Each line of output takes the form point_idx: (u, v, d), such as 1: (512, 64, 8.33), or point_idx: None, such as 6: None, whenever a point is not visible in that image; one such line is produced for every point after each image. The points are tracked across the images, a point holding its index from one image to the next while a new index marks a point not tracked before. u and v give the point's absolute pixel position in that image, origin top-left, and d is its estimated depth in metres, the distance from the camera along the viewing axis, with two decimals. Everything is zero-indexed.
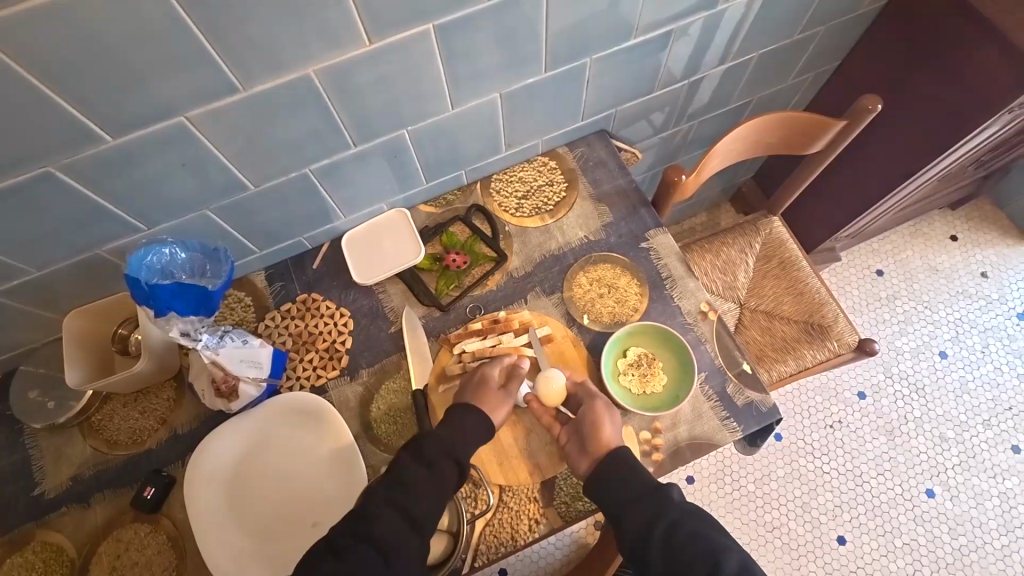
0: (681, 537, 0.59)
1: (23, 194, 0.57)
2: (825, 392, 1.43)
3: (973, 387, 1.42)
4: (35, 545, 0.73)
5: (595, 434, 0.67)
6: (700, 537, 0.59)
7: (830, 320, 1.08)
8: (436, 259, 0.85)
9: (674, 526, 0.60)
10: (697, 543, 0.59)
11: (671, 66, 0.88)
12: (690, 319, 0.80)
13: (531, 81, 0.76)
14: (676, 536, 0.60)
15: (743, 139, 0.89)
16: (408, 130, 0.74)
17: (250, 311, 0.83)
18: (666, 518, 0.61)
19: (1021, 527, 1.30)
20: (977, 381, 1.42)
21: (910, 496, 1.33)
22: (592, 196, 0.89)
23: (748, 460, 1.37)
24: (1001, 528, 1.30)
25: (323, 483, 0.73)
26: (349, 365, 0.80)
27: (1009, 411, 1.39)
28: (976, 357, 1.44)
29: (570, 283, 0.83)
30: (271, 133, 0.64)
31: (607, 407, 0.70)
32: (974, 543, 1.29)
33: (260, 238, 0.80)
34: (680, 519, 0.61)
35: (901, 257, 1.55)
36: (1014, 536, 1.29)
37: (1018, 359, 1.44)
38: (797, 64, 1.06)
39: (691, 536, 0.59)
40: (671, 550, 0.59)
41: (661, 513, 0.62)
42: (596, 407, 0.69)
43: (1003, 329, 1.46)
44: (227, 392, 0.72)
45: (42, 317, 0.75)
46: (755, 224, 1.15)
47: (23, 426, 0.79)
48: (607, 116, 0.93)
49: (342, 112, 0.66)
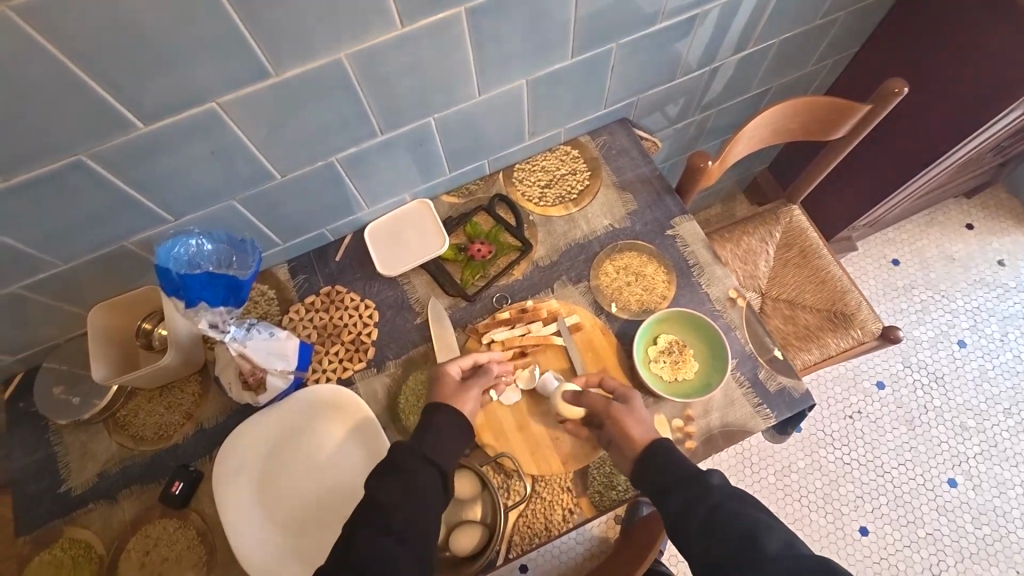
0: (723, 517, 0.57)
1: (54, 184, 0.57)
2: (844, 382, 1.42)
3: (993, 375, 1.41)
4: (63, 542, 0.72)
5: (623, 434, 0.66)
6: (759, 521, 0.56)
7: (853, 308, 1.07)
8: (459, 250, 0.84)
9: (733, 509, 0.57)
10: (760, 525, 0.56)
11: (693, 53, 0.88)
12: (719, 306, 0.79)
13: (557, 67, 0.75)
14: (739, 517, 0.56)
15: (767, 125, 0.88)
16: (434, 118, 0.73)
17: (274, 305, 0.82)
18: (726, 501, 0.58)
19: None
20: (996, 369, 1.41)
21: (932, 486, 1.32)
22: (616, 184, 0.88)
23: (767, 452, 1.37)
24: None
25: (355, 479, 0.72)
26: (375, 357, 0.79)
27: None
28: (996, 345, 1.43)
29: (596, 271, 0.82)
30: (300, 120, 0.64)
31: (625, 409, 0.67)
32: (999, 533, 1.28)
33: (284, 230, 0.79)
34: (741, 502, 0.57)
35: (917, 246, 1.54)
36: None
37: None
38: (817, 51, 1.05)
39: (750, 519, 0.56)
40: (714, 529, 0.57)
41: (704, 499, 0.59)
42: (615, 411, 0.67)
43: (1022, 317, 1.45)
44: (255, 384, 0.72)
45: (66, 313, 0.75)
46: (775, 213, 1.15)
47: (48, 423, 0.78)
48: (628, 104, 0.92)
49: (372, 99, 0.66)
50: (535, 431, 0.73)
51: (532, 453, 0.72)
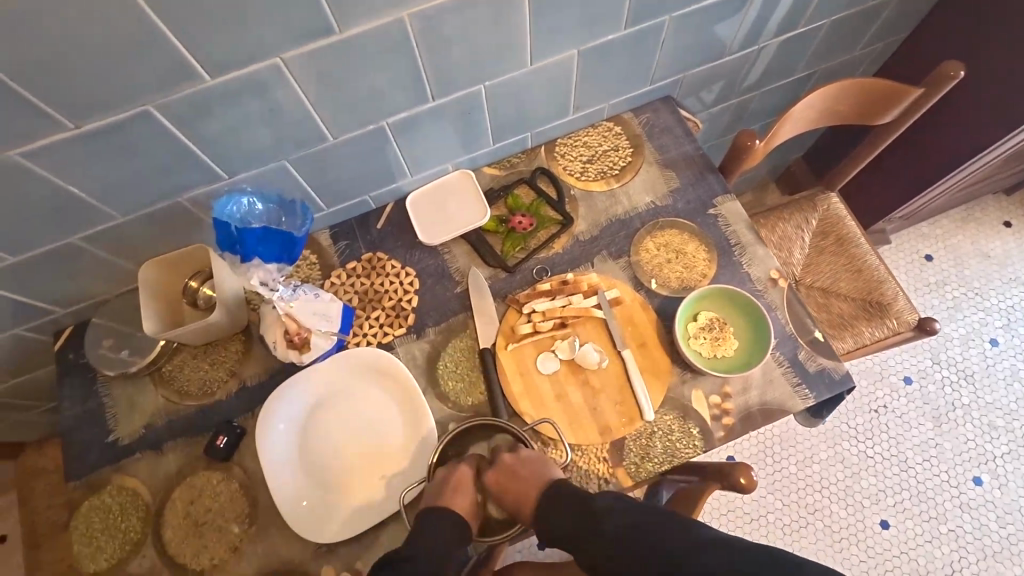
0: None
1: (122, 133, 0.58)
2: (870, 376, 1.41)
3: None
4: (111, 489, 0.74)
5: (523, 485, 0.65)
6: None
7: (890, 298, 1.06)
8: (501, 221, 0.84)
9: None
10: None
11: (743, 31, 0.87)
12: (760, 286, 0.79)
13: (609, 39, 0.75)
14: None
15: (814, 106, 0.87)
16: (485, 86, 0.74)
17: (316, 269, 0.83)
18: None
19: None
20: None
21: (957, 483, 1.31)
22: (658, 161, 0.87)
23: (789, 443, 1.36)
24: None
25: (394, 439, 0.74)
26: (415, 324, 0.80)
27: None
28: None
29: (637, 247, 0.82)
30: (358, 81, 0.64)
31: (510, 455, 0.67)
32: None
33: (330, 194, 0.80)
34: None
35: (951, 242, 1.51)
36: None
37: None
38: (866, 35, 1.03)
39: None
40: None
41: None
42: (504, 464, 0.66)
43: None
44: (299, 344, 0.73)
45: (118, 267, 0.76)
46: (812, 200, 1.14)
47: (97, 375, 0.80)
48: (673, 81, 0.91)
49: (427, 62, 0.66)
50: (573, 400, 0.73)
51: (569, 423, 0.72)
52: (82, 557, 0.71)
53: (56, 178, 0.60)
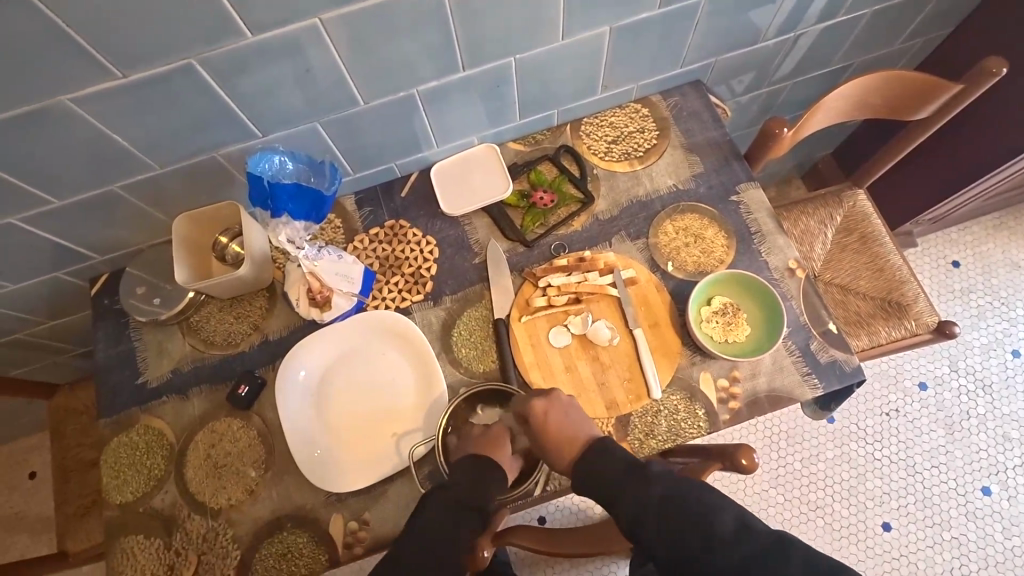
0: (675, 512, 0.58)
1: (165, 85, 0.60)
2: (884, 379, 1.39)
3: None
4: (139, 428, 0.79)
5: (547, 439, 0.65)
6: None
7: (910, 299, 1.04)
8: (522, 196, 0.85)
9: None
10: None
11: (780, 17, 0.86)
12: (777, 275, 0.79)
13: (643, 17, 0.75)
14: None
15: (847, 98, 0.86)
16: (516, 59, 0.74)
17: (340, 233, 0.86)
18: None
19: None
20: None
21: (964, 492, 1.30)
22: (683, 146, 0.87)
23: (796, 440, 1.36)
24: None
25: (407, 400, 0.76)
26: (433, 291, 0.82)
27: None
28: None
29: (655, 230, 0.82)
30: (392, 46, 0.66)
31: (544, 404, 0.67)
32: None
33: (357, 159, 0.82)
34: None
35: (981, 249, 1.48)
36: None
37: None
38: (908, 27, 1.00)
39: None
40: (667, 523, 0.58)
41: (650, 493, 0.60)
42: (536, 412, 0.66)
43: None
44: (321, 302, 0.77)
45: (154, 218, 0.80)
46: (838, 196, 1.12)
47: (129, 320, 0.84)
48: (705, 66, 0.90)
49: (461, 32, 0.67)
50: (582, 373, 0.75)
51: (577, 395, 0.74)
52: (110, 488, 0.76)
53: (101, 125, 0.63)
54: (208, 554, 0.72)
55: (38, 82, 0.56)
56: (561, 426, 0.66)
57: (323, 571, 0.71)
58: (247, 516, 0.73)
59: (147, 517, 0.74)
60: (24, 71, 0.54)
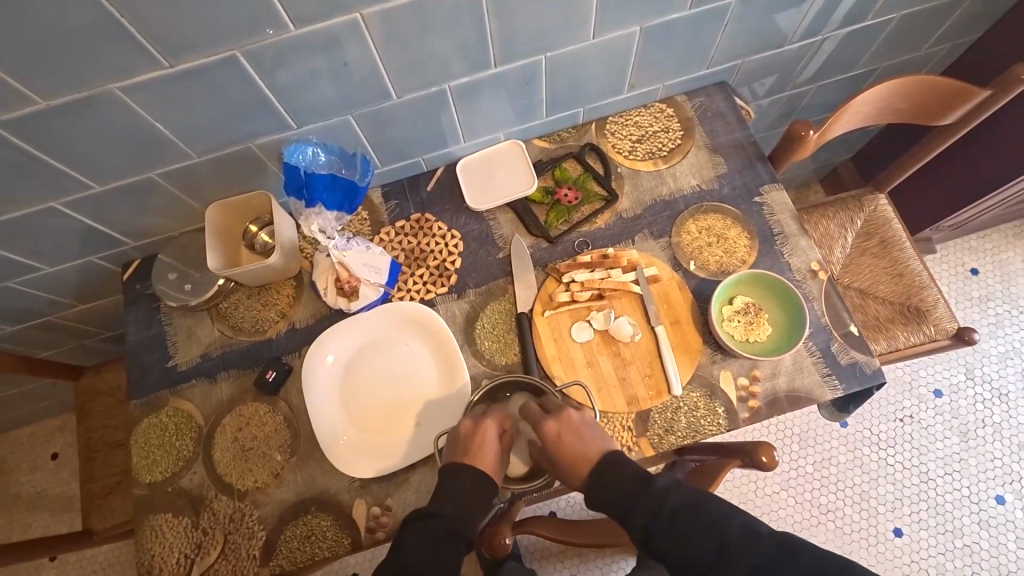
0: (684, 521, 0.58)
1: (208, 75, 0.62)
2: (899, 385, 1.39)
3: None
4: (169, 410, 0.81)
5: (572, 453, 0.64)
6: None
7: (929, 304, 1.04)
8: (546, 192, 0.86)
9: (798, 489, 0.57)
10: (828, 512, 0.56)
11: (808, 20, 0.86)
12: (799, 276, 0.80)
13: (672, 18, 0.76)
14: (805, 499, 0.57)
15: (873, 102, 0.86)
16: (546, 57, 0.75)
17: (366, 225, 0.87)
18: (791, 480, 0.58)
19: None
20: None
21: (977, 500, 1.29)
22: (707, 146, 0.88)
23: (809, 443, 1.36)
24: None
25: (430, 387, 0.78)
26: (457, 284, 0.83)
27: None
28: None
29: (678, 229, 0.83)
30: (428, 42, 0.67)
31: (555, 426, 0.65)
32: None
33: (386, 152, 0.83)
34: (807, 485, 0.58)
35: (1000, 257, 1.47)
36: None
37: None
38: (935, 33, 1.00)
39: None
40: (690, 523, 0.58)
41: (661, 496, 0.60)
42: (550, 427, 0.65)
43: None
44: (349, 292, 0.79)
45: (188, 206, 0.82)
46: (859, 200, 1.12)
47: (160, 305, 0.86)
48: (731, 67, 0.91)
49: (495, 29, 0.68)
50: (603, 368, 0.76)
51: (598, 388, 0.75)
52: (140, 468, 0.78)
53: (145, 114, 0.65)
54: (234, 534, 0.74)
55: (87, 70, 0.58)
56: (580, 439, 0.64)
57: (345, 554, 0.72)
58: (272, 498, 0.75)
59: (175, 496, 0.76)
60: (77, 59, 0.56)
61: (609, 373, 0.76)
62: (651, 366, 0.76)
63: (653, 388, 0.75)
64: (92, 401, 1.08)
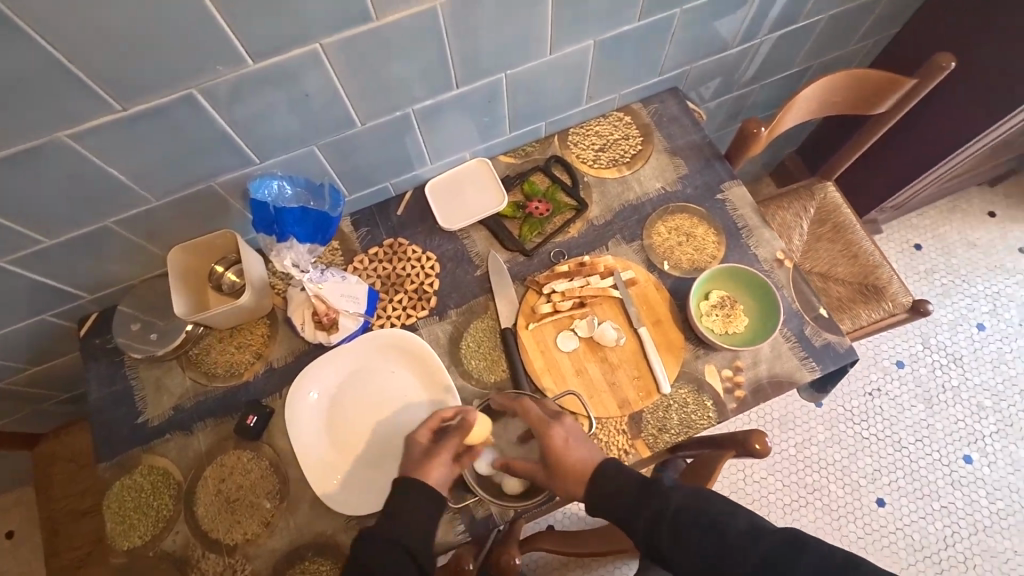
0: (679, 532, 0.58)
1: (165, 116, 0.60)
2: (864, 360, 1.46)
3: (1010, 358, 1.45)
4: (142, 468, 0.76)
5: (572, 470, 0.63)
6: None
7: (885, 281, 1.10)
8: (517, 207, 0.87)
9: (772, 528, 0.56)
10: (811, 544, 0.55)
11: (747, 24, 0.91)
12: (767, 266, 0.83)
13: (623, 30, 0.79)
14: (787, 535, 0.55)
15: (814, 96, 0.92)
16: (506, 75, 0.77)
17: (338, 254, 0.86)
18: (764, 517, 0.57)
19: None
20: (1013, 353, 1.45)
21: (948, 462, 1.36)
22: (667, 150, 0.91)
23: (791, 427, 1.41)
24: None
25: (420, 414, 0.76)
26: (437, 306, 0.83)
27: None
28: (1014, 330, 1.47)
29: (649, 232, 0.85)
30: (390, 67, 0.67)
31: (557, 432, 0.65)
32: (1012, 507, 1.32)
33: (353, 180, 0.83)
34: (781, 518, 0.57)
35: (939, 231, 1.57)
36: None
37: None
38: (861, 29, 1.08)
39: None
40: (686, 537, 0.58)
41: (663, 508, 0.60)
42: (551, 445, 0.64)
43: None
44: (328, 324, 0.77)
45: (148, 252, 0.78)
46: (810, 189, 1.18)
47: (124, 358, 0.82)
48: (680, 73, 0.95)
49: (455, 51, 0.69)
50: (592, 375, 0.76)
51: (589, 396, 0.75)
52: (116, 534, 0.73)
53: (100, 161, 0.62)
54: None
55: (33, 119, 0.55)
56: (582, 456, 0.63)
57: None
58: (264, 549, 0.71)
59: (158, 559, 0.72)
60: (22, 109, 0.54)
61: (598, 379, 0.76)
62: (639, 368, 0.77)
63: (644, 389, 0.76)
64: (53, 468, 1.01)
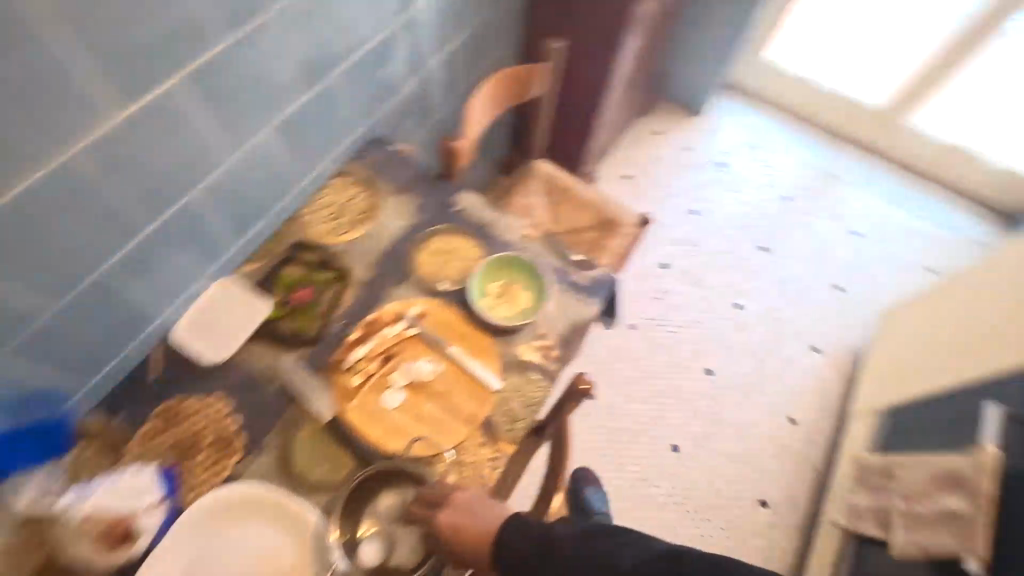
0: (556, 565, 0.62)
1: None
2: (639, 277, 1.76)
3: (721, 221, 1.87)
4: None
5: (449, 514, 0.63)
6: None
7: (613, 213, 1.35)
8: (283, 304, 0.84)
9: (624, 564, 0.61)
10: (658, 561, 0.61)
11: (402, 64, 1.02)
12: (519, 245, 0.94)
13: (292, 109, 0.82)
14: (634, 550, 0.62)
15: (483, 101, 1.08)
16: (196, 191, 0.74)
17: (103, 456, 0.71)
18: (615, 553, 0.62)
19: (793, 293, 1.77)
20: (720, 216, 1.88)
21: (727, 317, 1.72)
22: (394, 191, 0.97)
23: (621, 358, 1.63)
24: (784, 301, 1.76)
25: (285, 557, 0.68)
26: (248, 442, 0.75)
27: (746, 226, 1.87)
28: (712, 200, 1.91)
29: (415, 263, 0.90)
30: (44, 236, 0.59)
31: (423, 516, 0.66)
32: (777, 320, 1.72)
33: (75, 367, 0.71)
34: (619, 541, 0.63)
35: (633, 159, 1.97)
36: (792, 302, 1.76)
37: (732, 189, 1.93)
38: (492, 33, 1.29)
39: None
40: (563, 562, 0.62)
41: None
42: None
43: (715, 174, 1.96)
44: (122, 535, 0.64)
45: None
46: (527, 171, 1.38)
47: None
48: (370, 123, 1.02)
49: (119, 191, 0.64)
50: (433, 412, 0.78)
51: (439, 432, 0.77)
52: None
53: None
54: None
55: None
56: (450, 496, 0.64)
57: None
58: None
59: None
60: None
61: (437, 411, 0.78)
62: (463, 381, 0.81)
63: (478, 392, 0.80)
64: None
